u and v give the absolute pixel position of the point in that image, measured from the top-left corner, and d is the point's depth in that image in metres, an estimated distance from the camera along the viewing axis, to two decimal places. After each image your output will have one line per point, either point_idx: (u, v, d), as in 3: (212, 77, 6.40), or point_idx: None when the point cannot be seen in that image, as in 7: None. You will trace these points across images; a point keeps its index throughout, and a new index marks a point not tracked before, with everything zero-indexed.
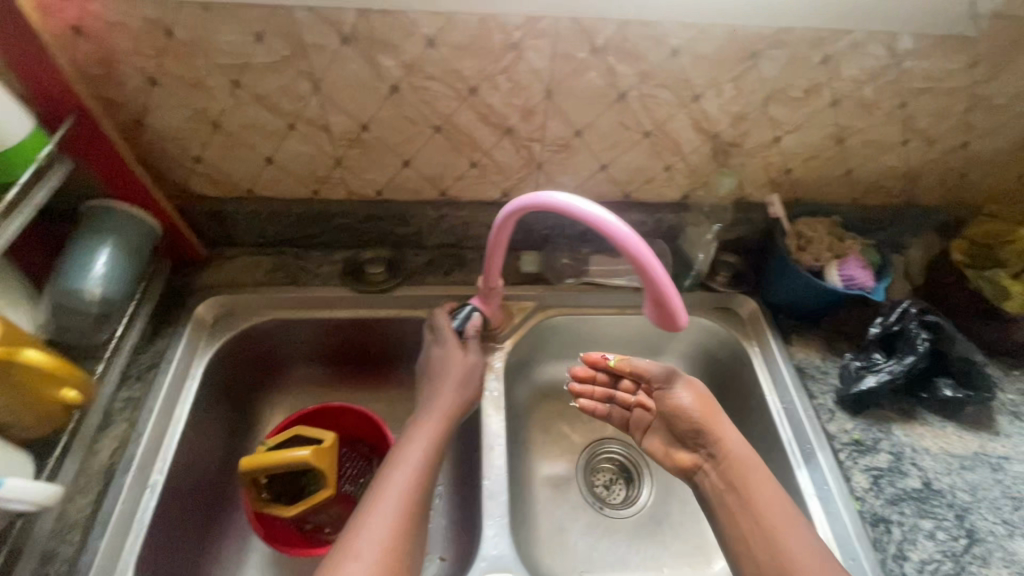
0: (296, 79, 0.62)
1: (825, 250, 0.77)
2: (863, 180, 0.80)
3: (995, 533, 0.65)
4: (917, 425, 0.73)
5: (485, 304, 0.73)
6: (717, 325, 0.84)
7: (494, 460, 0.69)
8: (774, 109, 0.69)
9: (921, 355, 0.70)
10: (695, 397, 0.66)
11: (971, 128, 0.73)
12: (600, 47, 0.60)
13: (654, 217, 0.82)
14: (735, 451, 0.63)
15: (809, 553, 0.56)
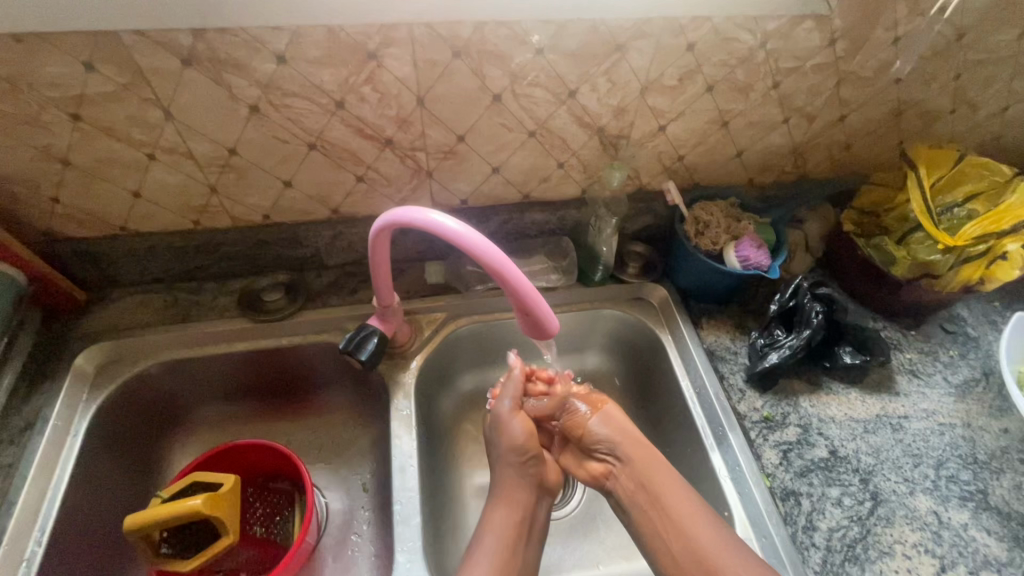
0: (143, 106, 0.58)
1: (723, 233, 0.78)
2: (755, 160, 0.81)
3: (897, 492, 0.67)
4: (823, 395, 0.74)
5: (384, 323, 0.70)
6: (632, 316, 0.84)
7: (407, 482, 0.67)
8: (652, 99, 0.69)
9: (816, 328, 0.72)
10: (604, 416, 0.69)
11: (845, 102, 0.75)
12: (462, 50, 0.59)
13: (557, 215, 0.81)
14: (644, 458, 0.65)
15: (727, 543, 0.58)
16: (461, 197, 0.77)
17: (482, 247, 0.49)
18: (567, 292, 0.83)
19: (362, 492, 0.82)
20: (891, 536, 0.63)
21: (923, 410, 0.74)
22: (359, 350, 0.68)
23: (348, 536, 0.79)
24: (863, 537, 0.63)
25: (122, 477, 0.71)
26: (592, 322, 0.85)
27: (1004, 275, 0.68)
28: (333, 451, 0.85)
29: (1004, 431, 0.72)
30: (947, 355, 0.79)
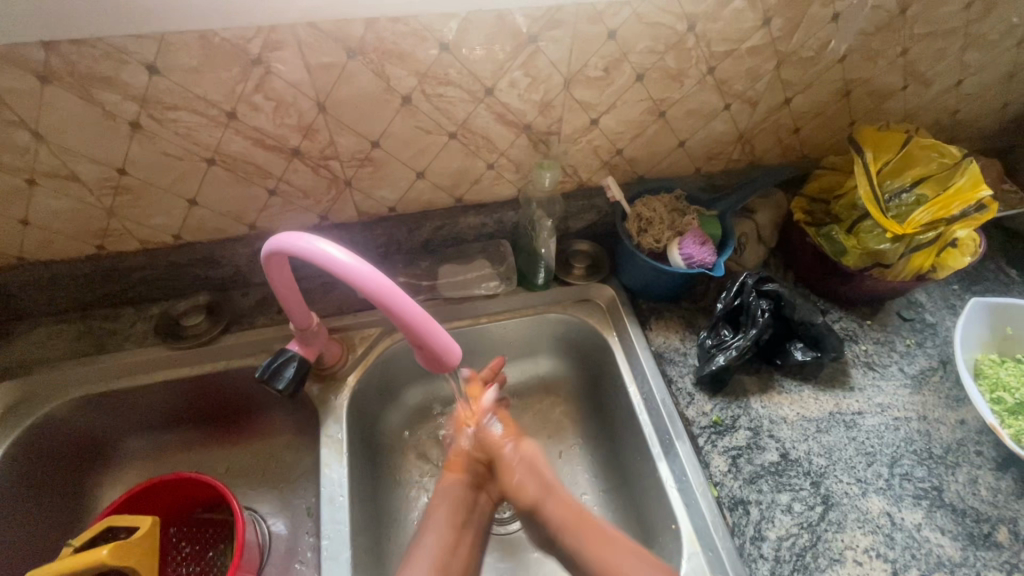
0: (7, 129, 0.53)
1: (665, 229, 0.74)
2: (700, 149, 0.76)
3: (849, 494, 0.64)
4: (775, 395, 0.71)
5: (305, 347, 0.66)
6: (580, 318, 0.80)
7: (336, 513, 0.63)
8: (578, 92, 0.64)
9: (762, 326, 0.69)
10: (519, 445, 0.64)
11: (787, 84, 0.70)
12: (357, 50, 0.54)
13: (494, 218, 0.77)
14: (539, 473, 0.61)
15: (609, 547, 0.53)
16: (388, 205, 0.72)
17: (370, 279, 0.45)
18: (510, 298, 0.79)
19: (307, 516, 0.76)
20: (842, 541, 0.61)
21: (877, 405, 0.71)
22: (277, 376, 0.64)
23: (292, 564, 0.72)
24: (813, 544, 0.61)
25: (39, 522, 0.66)
26: (539, 327, 0.82)
27: (955, 262, 0.66)
28: (273, 476, 0.79)
29: (960, 423, 0.70)
30: (904, 345, 0.76)
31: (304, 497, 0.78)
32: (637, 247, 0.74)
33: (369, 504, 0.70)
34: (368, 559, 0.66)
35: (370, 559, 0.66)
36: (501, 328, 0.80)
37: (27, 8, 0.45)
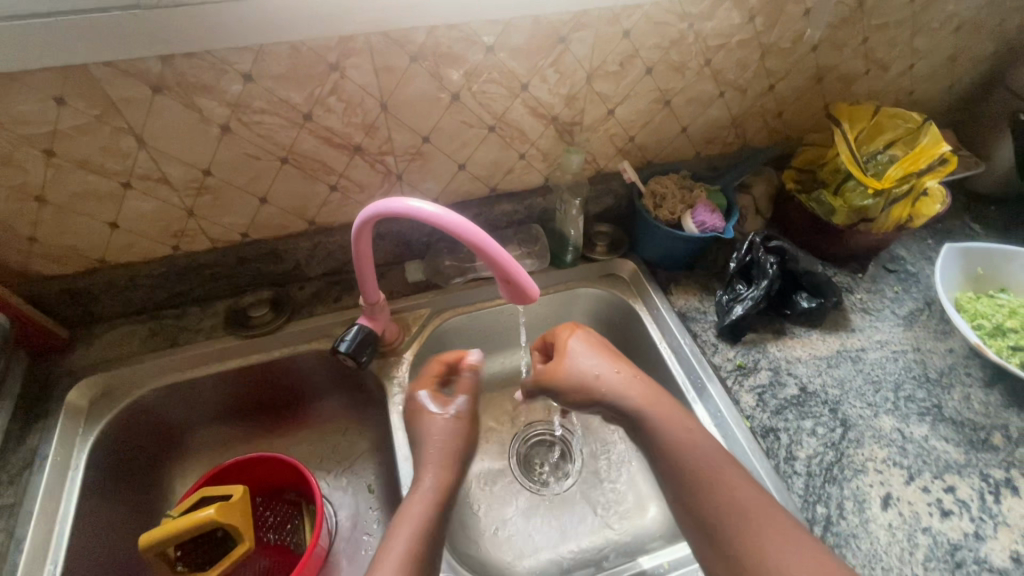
0: (116, 136, 0.60)
1: (678, 203, 0.84)
2: (698, 135, 0.88)
3: (863, 416, 0.73)
4: (789, 340, 0.80)
5: (372, 321, 0.73)
6: (605, 290, 0.89)
7: (411, 468, 0.69)
8: (598, 86, 0.75)
9: (772, 277, 0.78)
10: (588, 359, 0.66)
11: (770, 72, 0.82)
12: (418, 54, 0.63)
13: (524, 204, 0.86)
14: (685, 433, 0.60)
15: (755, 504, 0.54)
16: (432, 196, 0.82)
17: (453, 223, 0.53)
18: (542, 276, 0.88)
19: (368, 494, 0.81)
20: (863, 455, 0.69)
21: (877, 341, 0.81)
22: (342, 340, 0.70)
23: (360, 537, 0.77)
24: (838, 459, 0.69)
25: (128, 505, 0.71)
26: (569, 301, 0.90)
27: (928, 210, 0.77)
28: (335, 457, 0.84)
29: (949, 351, 0.80)
30: (893, 292, 0.87)
31: (365, 474, 0.83)
32: (657, 220, 0.83)
33: None
34: None
35: None
36: (537, 304, 0.89)
37: (148, 25, 0.53)
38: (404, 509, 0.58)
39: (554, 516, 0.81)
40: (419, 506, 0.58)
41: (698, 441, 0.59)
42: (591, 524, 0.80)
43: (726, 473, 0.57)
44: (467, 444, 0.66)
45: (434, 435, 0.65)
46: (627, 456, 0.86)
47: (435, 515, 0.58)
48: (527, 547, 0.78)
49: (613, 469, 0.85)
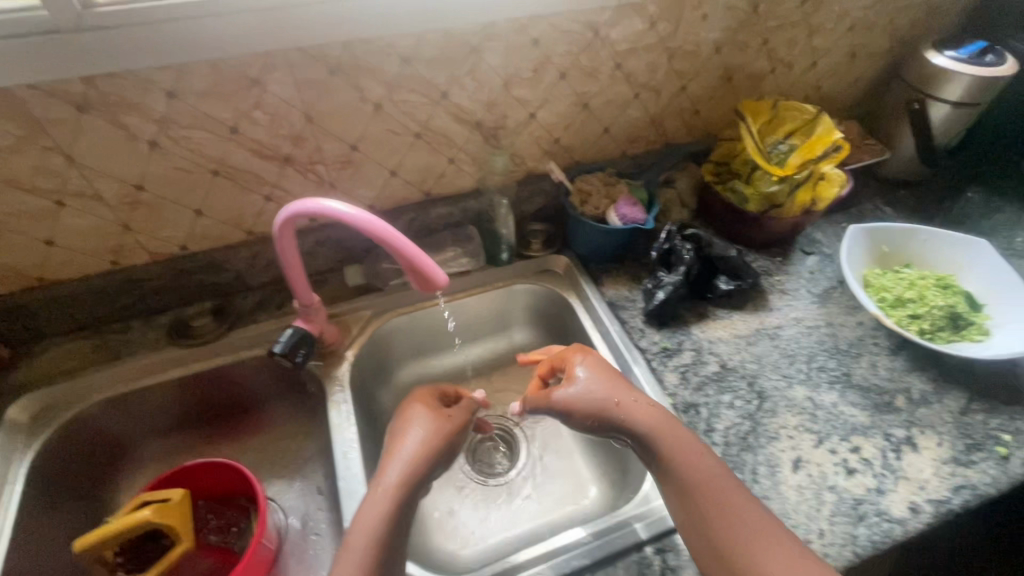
0: (44, 155, 0.63)
1: (602, 199, 0.89)
2: (620, 134, 0.93)
3: (778, 387, 0.78)
4: (711, 322, 0.85)
5: (308, 323, 0.75)
6: (542, 286, 0.93)
7: (350, 462, 0.72)
8: (516, 91, 0.79)
9: (689, 262, 0.83)
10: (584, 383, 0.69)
11: (680, 73, 0.88)
12: (336, 67, 0.68)
13: (458, 206, 0.90)
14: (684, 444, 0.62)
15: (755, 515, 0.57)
16: (367, 203, 0.85)
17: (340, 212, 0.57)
18: (480, 275, 0.92)
19: (317, 494, 0.83)
20: (777, 423, 0.74)
21: (793, 318, 0.86)
22: (276, 343, 0.73)
23: (309, 537, 0.78)
24: (753, 428, 0.73)
25: (71, 517, 0.72)
26: (508, 298, 0.95)
27: (829, 194, 0.83)
28: (284, 462, 0.86)
29: (859, 323, 0.85)
30: (809, 273, 0.93)
31: (315, 476, 0.85)
32: (582, 216, 0.88)
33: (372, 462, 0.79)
34: None
35: None
36: (477, 302, 0.93)
37: (68, 49, 0.56)
38: (363, 506, 0.59)
39: (498, 506, 0.84)
40: (378, 502, 0.59)
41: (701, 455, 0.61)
42: (532, 510, 0.83)
43: (729, 488, 0.59)
44: (437, 453, 0.65)
45: (412, 438, 0.65)
46: (569, 445, 0.90)
47: (391, 516, 0.58)
48: (472, 536, 0.81)
49: (556, 456, 0.89)
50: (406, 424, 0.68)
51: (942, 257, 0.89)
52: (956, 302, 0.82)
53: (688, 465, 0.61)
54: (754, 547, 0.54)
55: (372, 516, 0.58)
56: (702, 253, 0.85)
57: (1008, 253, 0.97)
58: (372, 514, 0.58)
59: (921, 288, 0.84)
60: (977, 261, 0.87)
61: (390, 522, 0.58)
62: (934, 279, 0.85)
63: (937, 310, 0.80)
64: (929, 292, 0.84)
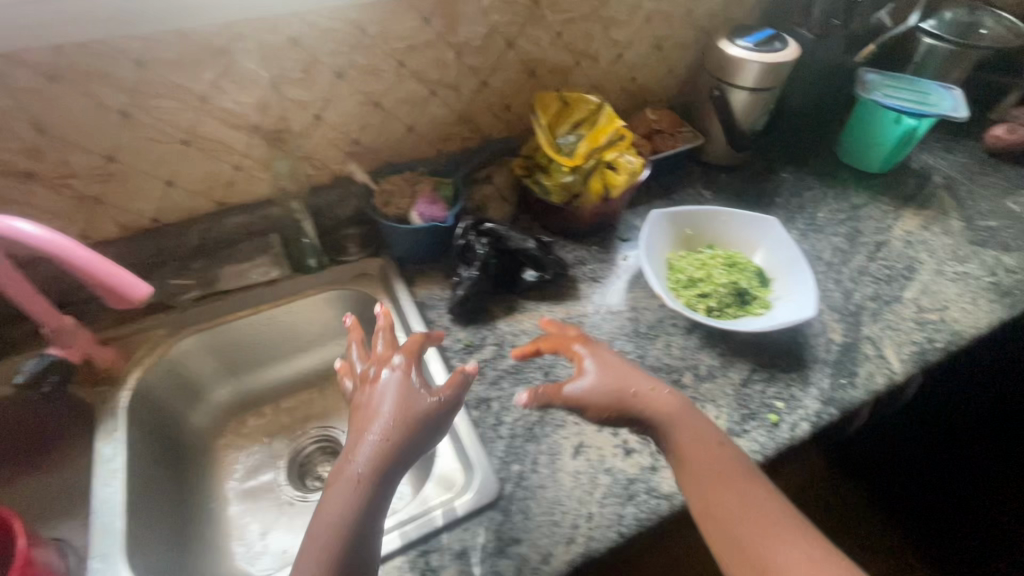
0: None
1: (405, 198, 0.88)
2: (427, 133, 0.93)
3: (573, 374, 0.79)
4: (518, 315, 0.86)
5: (64, 349, 0.73)
6: (356, 290, 0.91)
7: (109, 493, 0.67)
8: (289, 93, 0.77)
9: (483, 257, 0.83)
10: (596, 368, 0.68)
11: (475, 68, 0.88)
12: (57, 73, 0.64)
13: (258, 215, 0.87)
14: (710, 445, 0.64)
15: (765, 515, 0.59)
16: (148, 217, 0.81)
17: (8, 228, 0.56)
18: (288, 284, 0.90)
19: None
20: (565, 410, 0.75)
21: (599, 304, 0.88)
22: (24, 371, 0.72)
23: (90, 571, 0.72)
24: (541, 418, 0.74)
25: None
26: (323, 306, 0.92)
27: (619, 180, 0.85)
28: None
29: (661, 305, 0.88)
30: (622, 259, 0.95)
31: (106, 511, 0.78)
32: (386, 217, 0.86)
33: (157, 490, 0.75)
34: (159, 533, 0.71)
35: (159, 534, 0.71)
36: (287, 313, 0.90)
37: None
38: (329, 486, 0.56)
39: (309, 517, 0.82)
40: (342, 488, 0.55)
41: (726, 455, 0.63)
42: None
43: (743, 483, 0.61)
44: (420, 426, 0.60)
45: (381, 402, 0.61)
46: None
47: (360, 504, 0.54)
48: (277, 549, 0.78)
49: None
50: (383, 390, 0.62)
51: (734, 236, 0.94)
52: (738, 279, 0.86)
53: (727, 458, 0.63)
54: (769, 550, 0.56)
55: (337, 501, 0.54)
56: (499, 246, 0.84)
57: (810, 229, 1.02)
58: (342, 502, 0.54)
59: (711, 268, 0.88)
60: (762, 236, 0.93)
61: (356, 512, 0.54)
62: (723, 258, 0.90)
63: (723, 288, 0.85)
64: (716, 270, 0.88)
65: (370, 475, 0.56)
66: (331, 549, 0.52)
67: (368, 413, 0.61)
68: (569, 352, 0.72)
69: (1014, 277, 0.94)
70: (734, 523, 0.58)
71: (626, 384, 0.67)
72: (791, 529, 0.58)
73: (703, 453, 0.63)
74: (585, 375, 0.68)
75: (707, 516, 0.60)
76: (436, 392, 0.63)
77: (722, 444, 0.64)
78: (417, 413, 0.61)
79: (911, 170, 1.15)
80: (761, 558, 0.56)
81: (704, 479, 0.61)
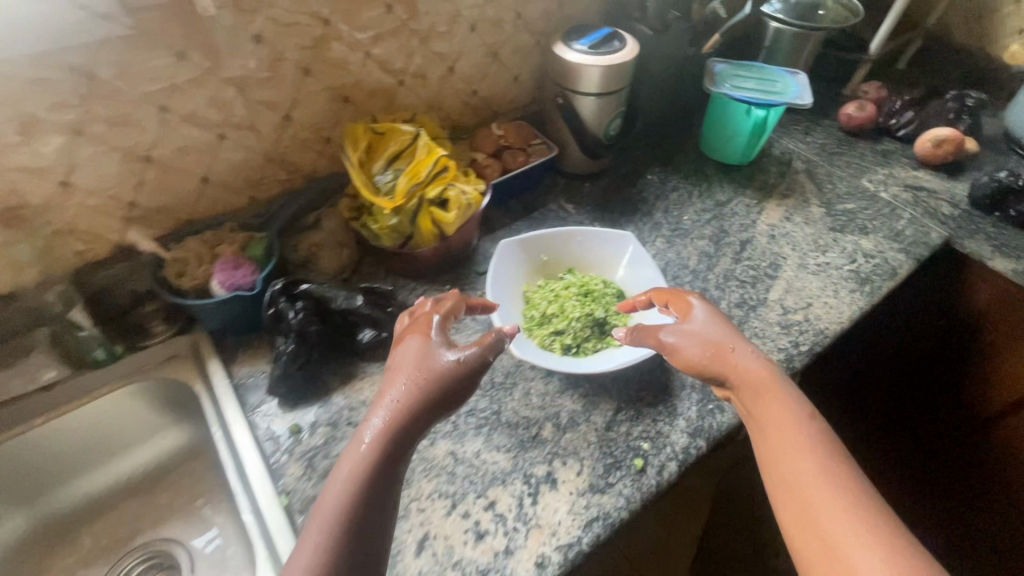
0: None
1: (204, 264, 0.74)
2: (228, 182, 0.79)
3: (419, 448, 0.69)
4: (358, 382, 0.74)
5: None
6: (163, 377, 0.77)
7: None
8: (9, 161, 0.62)
9: (296, 326, 0.70)
10: (706, 320, 0.69)
11: (272, 103, 0.75)
12: None
13: (15, 307, 0.71)
14: (776, 390, 0.61)
15: (825, 483, 0.53)
16: None
17: None
18: (72, 385, 0.75)
19: None
20: (408, 496, 0.65)
21: None
22: None
23: None
24: None
25: None
26: (126, 403, 0.77)
27: (450, 217, 0.75)
28: None
29: None
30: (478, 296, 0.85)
31: None
32: (184, 293, 0.72)
33: None
34: None
35: None
36: (77, 420, 0.74)
37: None
38: (338, 465, 0.54)
39: None
40: (347, 468, 0.52)
41: (774, 414, 0.60)
42: None
43: (793, 453, 0.56)
44: (430, 399, 0.58)
45: (402, 360, 0.61)
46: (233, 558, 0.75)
47: (360, 479, 0.52)
48: None
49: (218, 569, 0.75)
50: (399, 348, 0.63)
51: (593, 255, 0.89)
52: (593, 309, 0.81)
53: (787, 419, 0.59)
54: (842, 540, 0.49)
55: (340, 480, 0.52)
56: (316, 309, 0.72)
57: (675, 234, 0.97)
58: (346, 477, 0.52)
59: (565, 301, 0.82)
60: (621, 254, 0.87)
61: (365, 479, 0.52)
62: (577, 286, 0.84)
63: (578, 322, 0.79)
64: (570, 301, 0.82)
65: (375, 446, 0.54)
66: (327, 546, 0.48)
67: (399, 360, 0.61)
68: (679, 309, 0.73)
69: (872, 263, 0.93)
70: (821, 480, 0.53)
71: (693, 358, 0.66)
72: (849, 516, 0.51)
73: (776, 412, 0.60)
74: (696, 314, 0.70)
75: (787, 491, 0.54)
76: (460, 350, 0.61)
77: (767, 413, 0.60)
78: (432, 375, 0.59)
79: (772, 157, 1.14)
80: (831, 551, 0.49)
81: (778, 431, 0.58)
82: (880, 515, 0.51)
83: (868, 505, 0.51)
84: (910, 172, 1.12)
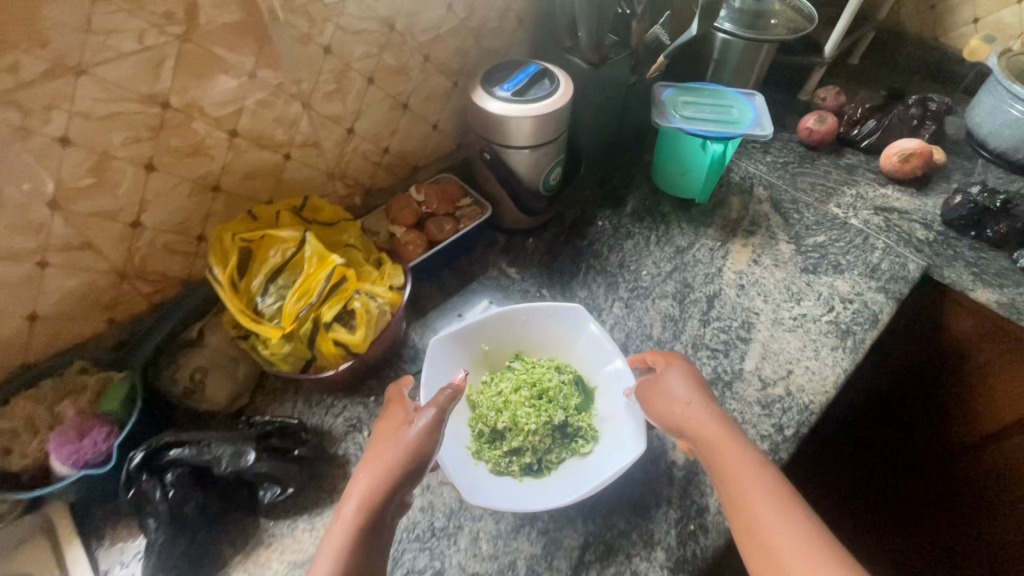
0: None
1: (40, 433, 0.57)
2: (68, 313, 0.61)
3: None
4: (259, 554, 0.58)
5: None
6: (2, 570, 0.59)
7: None
8: None
9: (163, 508, 0.54)
10: (685, 384, 0.64)
11: (109, 212, 0.58)
12: None
13: None
14: (731, 442, 0.58)
15: (790, 527, 0.51)
16: None
17: None
18: None
19: None
20: None
21: None
22: None
23: None
24: None
25: None
26: None
27: (357, 341, 0.60)
28: None
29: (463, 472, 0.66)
30: None
31: None
32: (17, 475, 0.56)
33: None
34: None
35: None
36: None
37: None
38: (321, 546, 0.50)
39: None
40: (335, 538, 0.50)
41: (733, 460, 0.57)
42: None
43: (755, 499, 0.53)
44: (418, 454, 0.55)
45: (384, 424, 0.59)
46: None
47: (355, 548, 0.49)
48: None
49: None
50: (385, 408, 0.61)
51: (539, 339, 0.76)
52: (549, 415, 0.66)
53: (743, 469, 0.56)
54: None
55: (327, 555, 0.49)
56: (189, 479, 0.56)
57: (634, 296, 0.85)
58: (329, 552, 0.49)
59: (515, 407, 0.67)
60: (570, 331, 0.75)
61: (355, 550, 0.49)
62: (528, 387, 0.69)
63: (537, 436, 0.65)
64: (521, 409, 0.67)
65: (362, 516, 0.51)
66: None
67: (381, 427, 0.59)
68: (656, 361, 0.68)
69: (850, 309, 0.84)
70: (780, 530, 0.51)
71: (646, 397, 0.65)
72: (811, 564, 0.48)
73: (731, 463, 0.57)
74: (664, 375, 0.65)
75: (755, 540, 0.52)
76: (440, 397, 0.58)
77: (725, 462, 0.57)
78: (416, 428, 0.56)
79: (732, 185, 1.02)
80: None
81: (737, 479, 0.55)
82: (848, 555, 0.49)
83: (831, 554, 0.49)
84: (878, 190, 1.02)
